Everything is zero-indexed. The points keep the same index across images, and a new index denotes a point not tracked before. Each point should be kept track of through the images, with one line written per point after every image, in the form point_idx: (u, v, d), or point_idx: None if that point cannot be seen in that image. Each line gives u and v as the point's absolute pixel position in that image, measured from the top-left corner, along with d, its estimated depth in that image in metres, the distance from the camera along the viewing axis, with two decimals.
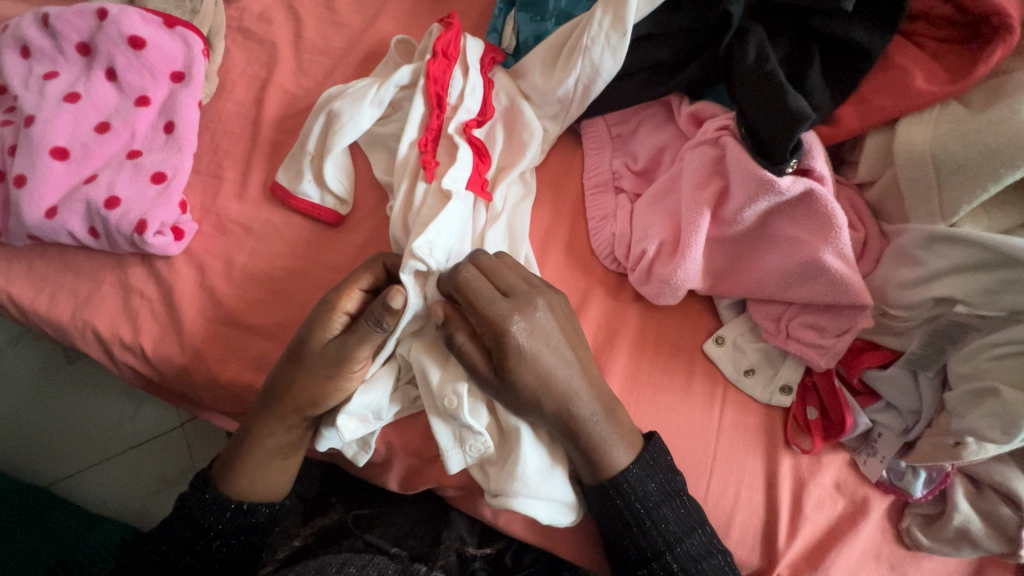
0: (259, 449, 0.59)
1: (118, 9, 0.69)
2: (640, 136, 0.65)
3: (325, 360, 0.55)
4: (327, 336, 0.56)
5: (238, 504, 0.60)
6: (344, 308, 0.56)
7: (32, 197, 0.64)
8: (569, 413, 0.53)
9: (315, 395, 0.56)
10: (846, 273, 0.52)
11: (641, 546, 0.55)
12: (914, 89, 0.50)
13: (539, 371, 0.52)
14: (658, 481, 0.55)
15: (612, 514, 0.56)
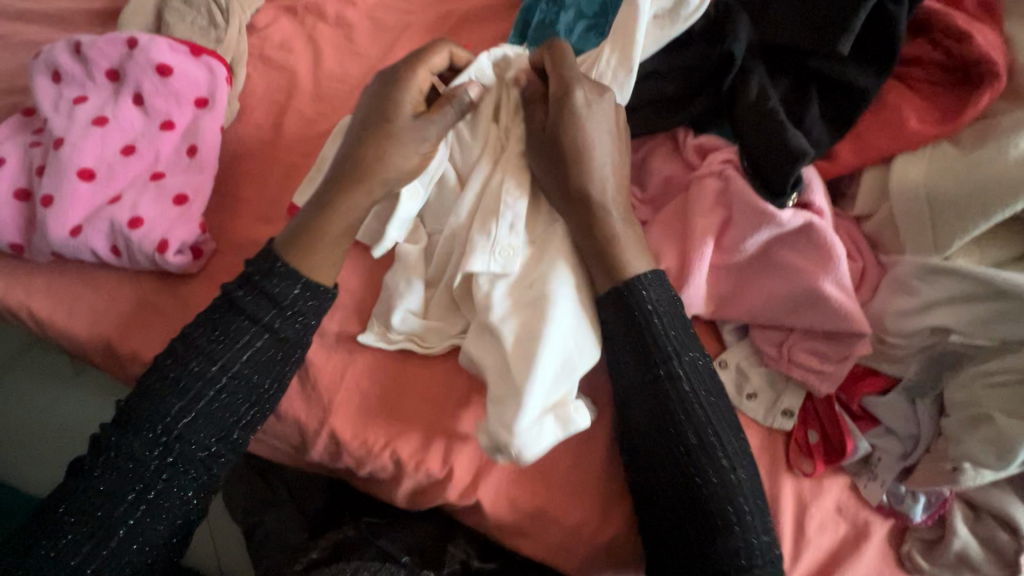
0: (322, 240, 0.59)
1: (148, 38, 0.72)
2: (646, 165, 0.66)
3: (366, 164, 0.59)
4: (405, 109, 0.60)
5: (279, 305, 0.58)
6: (420, 82, 0.61)
7: (59, 216, 0.66)
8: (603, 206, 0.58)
9: (384, 155, 0.59)
10: (844, 303, 0.54)
11: (689, 448, 0.54)
12: (908, 128, 0.53)
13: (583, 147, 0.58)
14: (695, 355, 0.57)
15: (661, 412, 0.55)
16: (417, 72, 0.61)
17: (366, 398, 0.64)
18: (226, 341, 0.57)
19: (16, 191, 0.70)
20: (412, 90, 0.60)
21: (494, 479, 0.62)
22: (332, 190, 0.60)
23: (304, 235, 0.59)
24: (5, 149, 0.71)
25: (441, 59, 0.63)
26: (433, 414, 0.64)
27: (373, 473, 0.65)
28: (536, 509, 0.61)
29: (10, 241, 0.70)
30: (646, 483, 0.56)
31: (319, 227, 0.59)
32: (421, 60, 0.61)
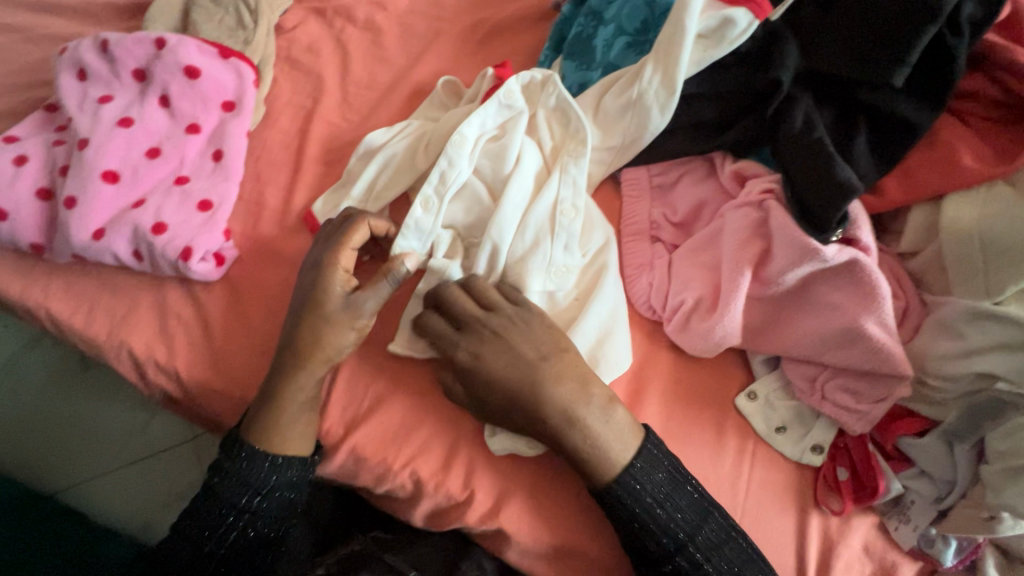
0: (291, 396, 0.60)
1: (177, 39, 0.71)
2: (680, 188, 0.65)
3: (347, 309, 0.60)
4: (337, 293, 0.60)
5: (273, 459, 0.61)
6: (342, 263, 0.61)
7: (82, 219, 0.65)
8: (542, 391, 0.54)
9: (325, 333, 0.59)
10: (886, 343, 0.52)
11: (661, 544, 0.55)
12: (961, 167, 0.52)
13: (493, 368, 0.55)
14: (665, 470, 0.56)
15: (625, 517, 0.55)
16: (340, 256, 0.61)
17: (387, 416, 0.63)
18: (252, 472, 0.60)
19: (38, 190, 0.69)
20: (345, 259, 0.61)
21: (514, 504, 0.61)
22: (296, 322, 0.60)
23: (278, 378, 0.60)
24: (27, 147, 0.70)
25: (361, 236, 0.62)
26: (455, 435, 0.63)
27: (390, 492, 0.64)
28: (556, 536, 0.60)
29: (30, 241, 0.69)
30: (639, 568, 0.57)
31: (297, 359, 0.59)
32: (343, 241, 0.61)
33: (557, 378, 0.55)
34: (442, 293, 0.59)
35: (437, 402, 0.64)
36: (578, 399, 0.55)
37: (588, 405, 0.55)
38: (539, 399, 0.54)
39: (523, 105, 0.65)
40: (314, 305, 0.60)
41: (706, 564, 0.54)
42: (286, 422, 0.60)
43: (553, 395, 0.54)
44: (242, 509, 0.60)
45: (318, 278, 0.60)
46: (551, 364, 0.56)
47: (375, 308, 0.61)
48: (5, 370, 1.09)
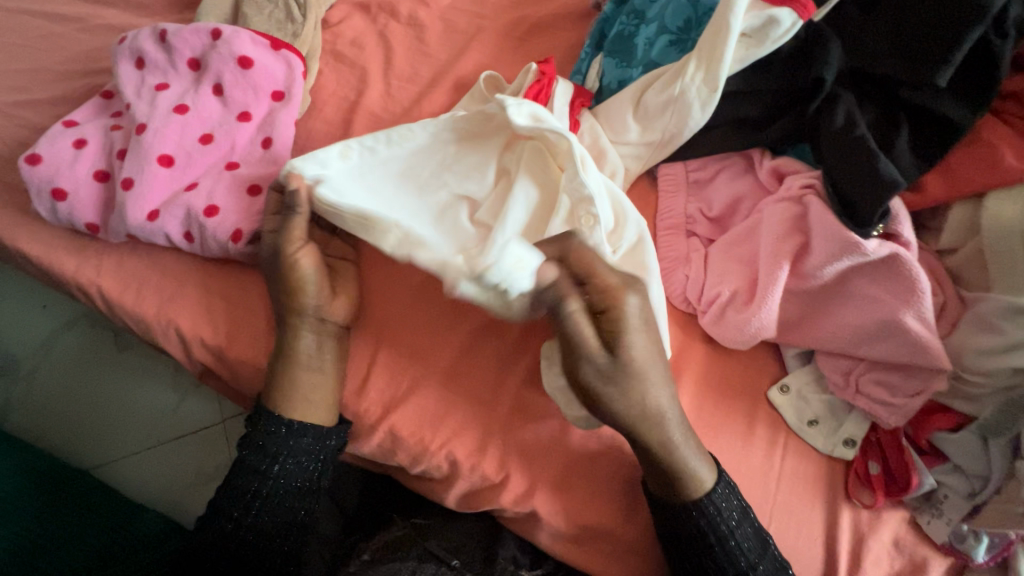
0: (298, 366, 0.64)
1: (231, 30, 0.74)
2: (717, 183, 0.67)
3: (283, 262, 0.63)
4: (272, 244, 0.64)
5: (290, 425, 0.63)
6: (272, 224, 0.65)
7: (138, 200, 0.68)
8: (639, 396, 0.52)
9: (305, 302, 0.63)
10: (924, 337, 0.53)
11: (723, 567, 0.56)
12: (1004, 166, 0.53)
13: (627, 364, 0.51)
14: (736, 500, 0.57)
15: (694, 536, 0.56)
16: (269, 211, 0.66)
17: (425, 398, 0.65)
18: (269, 440, 0.62)
19: (96, 172, 0.72)
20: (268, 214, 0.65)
21: (549, 487, 0.62)
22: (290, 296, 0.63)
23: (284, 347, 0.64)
24: (86, 130, 0.73)
25: (274, 198, 0.66)
26: (491, 418, 0.64)
27: (426, 472, 0.66)
28: (588, 519, 0.62)
29: (87, 221, 0.72)
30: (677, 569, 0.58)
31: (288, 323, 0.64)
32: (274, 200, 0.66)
33: (660, 391, 0.54)
34: (562, 314, 0.50)
35: (474, 386, 0.66)
36: (673, 408, 0.55)
37: (681, 418, 0.55)
38: (648, 408, 0.53)
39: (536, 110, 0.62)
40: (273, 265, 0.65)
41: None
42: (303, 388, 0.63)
43: (649, 401, 0.53)
44: (265, 474, 0.62)
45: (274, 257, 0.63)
46: (654, 375, 0.53)
47: (300, 245, 0.63)
48: (43, 349, 1.12)
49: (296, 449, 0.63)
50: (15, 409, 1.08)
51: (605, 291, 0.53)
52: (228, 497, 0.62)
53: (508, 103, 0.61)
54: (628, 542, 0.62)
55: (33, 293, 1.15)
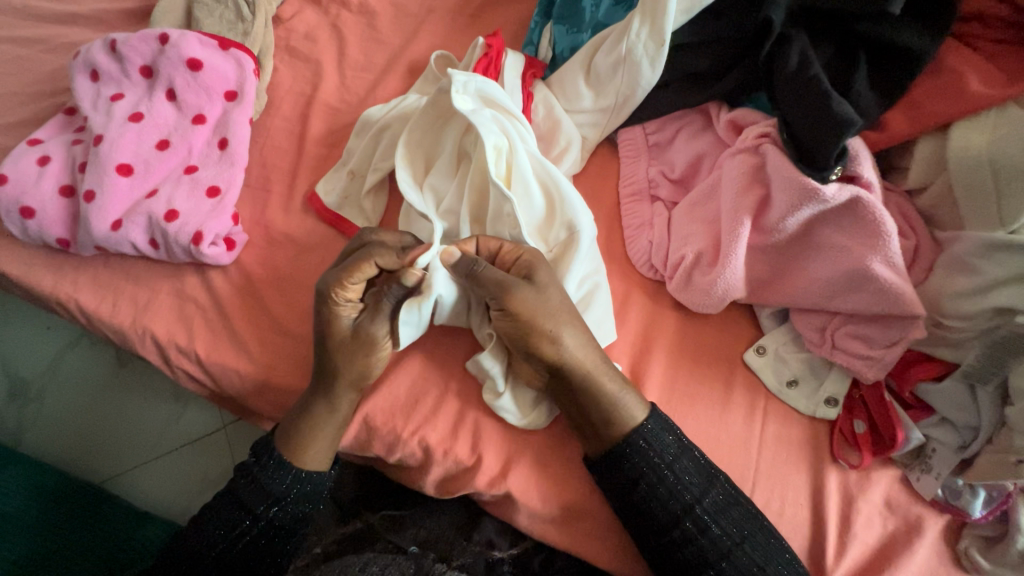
0: (322, 426, 0.61)
1: (178, 33, 0.73)
2: (677, 144, 0.65)
3: (360, 340, 0.59)
4: (344, 322, 0.59)
5: (297, 472, 0.62)
6: (348, 294, 0.58)
7: (100, 210, 0.68)
8: (554, 341, 0.54)
9: (360, 368, 0.60)
10: (895, 283, 0.50)
11: (668, 506, 0.54)
12: (970, 93, 0.50)
13: (529, 308, 0.53)
14: (674, 434, 0.56)
15: (633, 478, 0.55)
16: (348, 287, 0.58)
17: (395, 387, 0.64)
18: (272, 480, 0.62)
19: (61, 188, 0.73)
20: (352, 289, 0.58)
21: (524, 467, 0.61)
22: (321, 359, 0.59)
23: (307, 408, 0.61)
24: (49, 148, 0.74)
25: (368, 271, 0.58)
26: (461, 401, 0.63)
27: (402, 460, 0.65)
28: (566, 497, 0.61)
29: (57, 236, 0.72)
30: (638, 533, 0.55)
31: (326, 393, 0.60)
32: (349, 272, 0.57)
33: (576, 339, 0.55)
34: (477, 272, 0.55)
35: (444, 370, 0.65)
36: (594, 360, 0.55)
37: (604, 368, 0.56)
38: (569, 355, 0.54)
39: (499, 95, 0.61)
40: (324, 337, 0.59)
41: (713, 527, 0.53)
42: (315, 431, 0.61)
43: (567, 349, 0.54)
44: (278, 498, 0.62)
45: (321, 322, 0.59)
46: (571, 323, 0.55)
47: (388, 328, 0.60)
48: (48, 370, 1.14)
49: (307, 475, 0.63)
50: (23, 431, 1.10)
51: (507, 249, 0.58)
52: (229, 504, 0.62)
53: (455, 80, 0.58)
54: (607, 514, 0.61)
55: (32, 316, 1.17)
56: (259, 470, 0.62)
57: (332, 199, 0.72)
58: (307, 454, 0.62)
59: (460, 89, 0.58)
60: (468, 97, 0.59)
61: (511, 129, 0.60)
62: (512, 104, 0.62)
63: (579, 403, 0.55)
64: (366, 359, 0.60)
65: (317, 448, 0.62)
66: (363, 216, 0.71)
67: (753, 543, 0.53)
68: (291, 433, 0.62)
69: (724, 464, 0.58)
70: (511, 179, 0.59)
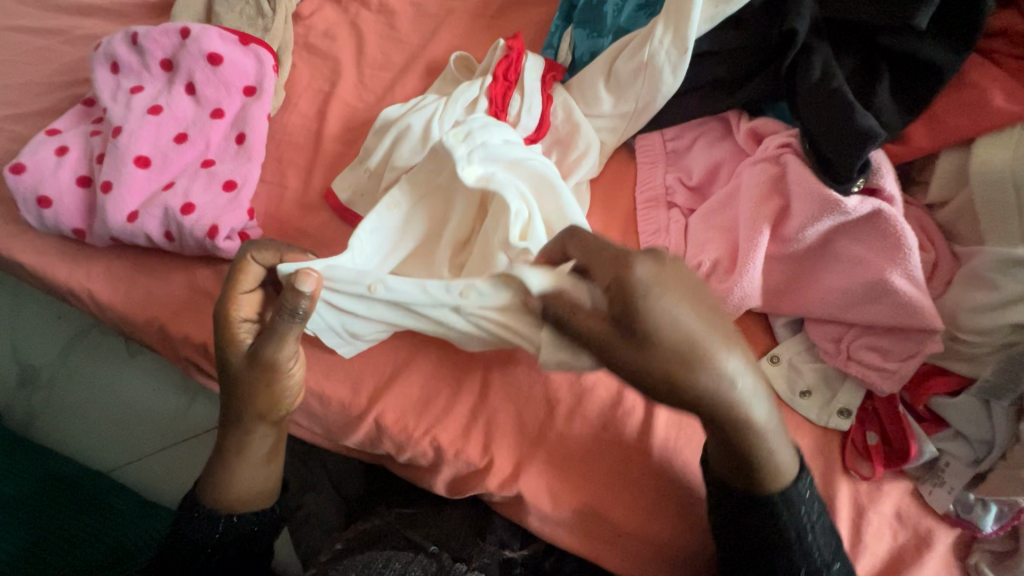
0: (242, 458, 0.60)
1: (200, 28, 0.74)
2: (695, 151, 0.65)
3: (258, 365, 0.57)
4: (240, 345, 0.58)
5: (229, 519, 0.60)
6: (238, 311, 0.58)
7: (117, 202, 0.68)
8: (718, 378, 0.41)
9: (264, 395, 0.58)
10: (914, 296, 0.51)
11: (762, 568, 0.52)
12: (994, 108, 0.50)
13: (666, 331, 0.40)
14: (802, 511, 0.51)
15: (746, 541, 0.52)
16: (236, 303, 0.58)
17: (407, 387, 0.64)
18: (204, 531, 0.60)
19: (78, 178, 0.73)
20: (242, 304, 0.58)
21: (535, 469, 0.61)
22: (239, 388, 0.58)
23: (230, 440, 0.60)
24: (67, 138, 0.74)
25: (251, 278, 0.58)
26: (474, 402, 0.63)
27: (412, 460, 0.64)
28: (577, 501, 0.61)
29: (73, 227, 0.72)
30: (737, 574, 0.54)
31: (241, 425, 0.59)
32: (229, 287, 0.57)
33: (738, 373, 0.42)
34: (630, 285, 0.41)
35: (456, 370, 0.65)
36: (758, 400, 0.44)
37: (768, 413, 0.45)
38: (723, 395, 0.42)
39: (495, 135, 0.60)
40: (220, 358, 0.58)
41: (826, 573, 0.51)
42: (243, 459, 0.60)
43: (729, 383, 0.42)
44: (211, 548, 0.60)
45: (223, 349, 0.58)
46: (729, 356, 0.42)
47: (292, 348, 0.57)
48: (56, 360, 1.14)
49: (239, 518, 0.61)
50: (32, 420, 1.10)
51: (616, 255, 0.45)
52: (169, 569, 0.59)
53: (451, 153, 0.57)
54: (617, 521, 0.60)
55: (42, 305, 1.17)
56: (186, 525, 0.60)
57: (347, 195, 0.72)
58: (232, 494, 0.60)
59: (451, 133, 0.58)
60: (464, 142, 0.58)
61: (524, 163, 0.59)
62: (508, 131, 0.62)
63: (747, 442, 0.46)
64: (274, 387, 0.58)
65: (242, 476, 0.60)
66: None
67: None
68: (215, 463, 0.60)
69: None
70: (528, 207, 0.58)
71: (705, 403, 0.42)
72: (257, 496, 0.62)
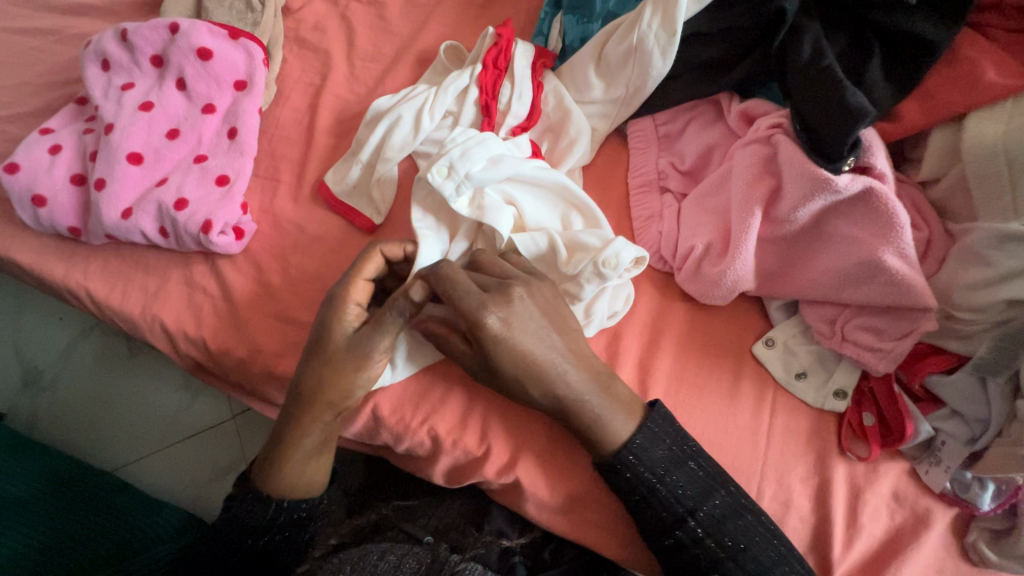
0: (296, 446, 0.58)
1: (189, 23, 0.74)
2: (687, 136, 0.65)
3: (355, 348, 0.56)
4: (343, 329, 0.56)
5: (280, 503, 0.60)
6: (353, 297, 0.57)
7: (111, 199, 0.68)
8: (562, 374, 0.53)
9: (344, 381, 0.56)
10: (907, 275, 0.51)
11: (661, 515, 0.54)
12: (985, 82, 0.51)
13: (524, 342, 0.51)
14: (665, 447, 0.55)
15: (626, 489, 0.54)
16: (349, 288, 0.57)
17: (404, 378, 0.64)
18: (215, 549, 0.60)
19: (72, 177, 0.73)
20: (359, 290, 0.57)
21: (531, 457, 0.61)
22: (316, 364, 0.56)
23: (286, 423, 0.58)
24: (60, 137, 0.75)
25: (375, 265, 0.58)
26: (470, 391, 0.63)
27: (411, 450, 0.65)
28: (574, 487, 0.61)
29: (69, 225, 0.73)
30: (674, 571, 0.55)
31: (303, 405, 0.57)
32: (354, 270, 0.57)
33: (570, 356, 0.54)
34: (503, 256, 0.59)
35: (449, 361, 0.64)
36: (586, 381, 0.54)
37: (598, 384, 0.54)
38: (564, 374, 0.53)
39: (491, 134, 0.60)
40: (319, 341, 0.57)
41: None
42: (293, 445, 0.58)
43: (559, 341, 0.53)
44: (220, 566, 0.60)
45: (324, 327, 0.56)
46: (569, 348, 0.54)
47: (386, 344, 0.56)
48: (60, 361, 1.15)
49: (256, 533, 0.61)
50: (36, 421, 1.11)
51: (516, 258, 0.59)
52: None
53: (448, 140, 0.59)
54: (611, 505, 0.61)
55: (44, 307, 1.17)
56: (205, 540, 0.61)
57: (341, 188, 0.71)
58: (288, 474, 0.59)
59: (435, 173, 0.56)
60: (449, 177, 0.56)
61: (523, 172, 0.60)
62: (495, 147, 0.58)
63: (603, 408, 0.54)
64: (358, 376, 0.56)
65: (301, 451, 0.58)
66: (371, 205, 0.71)
67: (738, 542, 0.53)
68: (272, 441, 0.59)
69: (734, 456, 0.58)
70: (523, 224, 0.61)
71: (545, 366, 0.52)
72: (310, 479, 0.60)
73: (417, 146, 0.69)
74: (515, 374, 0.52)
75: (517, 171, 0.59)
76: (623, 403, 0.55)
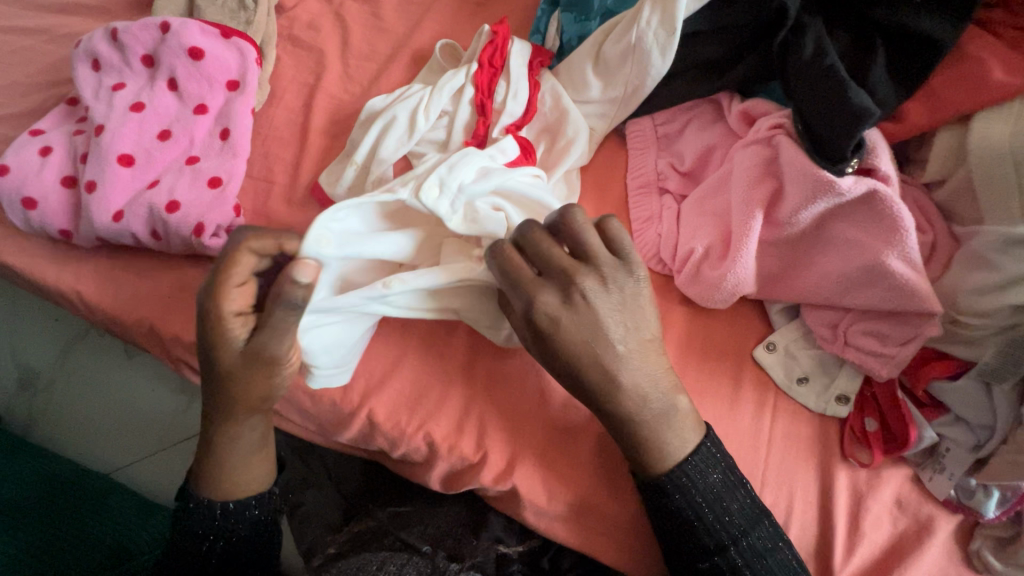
0: (231, 448, 0.56)
1: (180, 22, 0.73)
2: (687, 136, 0.64)
3: (255, 361, 0.49)
4: (234, 344, 0.49)
5: (224, 506, 0.58)
6: (232, 308, 0.48)
7: (101, 202, 0.67)
8: (616, 381, 0.49)
9: (255, 391, 0.51)
10: (912, 279, 0.50)
11: (693, 540, 0.52)
12: (992, 81, 0.50)
13: (570, 342, 0.49)
14: (719, 473, 0.53)
15: (670, 516, 0.52)
16: (224, 299, 0.47)
17: (399, 383, 0.63)
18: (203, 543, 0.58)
19: (63, 178, 0.72)
20: (235, 298, 0.47)
21: (528, 464, 0.60)
22: (228, 382, 0.51)
23: (213, 428, 0.56)
24: (51, 138, 0.74)
25: (246, 265, 0.47)
26: (467, 396, 0.62)
27: (406, 456, 0.64)
28: (571, 494, 0.60)
29: (60, 228, 0.72)
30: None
31: (227, 416, 0.54)
32: (222, 280, 0.47)
33: (635, 365, 0.50)
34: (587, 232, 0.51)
35: (445, 365, 0.63)
36: (654, 393, 0.50)
37: (658, 403, 0.51)
38: (621, 382, 0.50)
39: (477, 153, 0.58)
40: (216, 360, 0.50)
41: None
42: (229, 445, 0.56)
43: (630, 360, 0.50)
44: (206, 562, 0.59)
45: (210, 346, 0.49)
46: (632, 355, 0.50)
47: (290, 345, 0.50)
48: (55, 363, 1.14)
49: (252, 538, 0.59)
50: (32, 423, 1.10)
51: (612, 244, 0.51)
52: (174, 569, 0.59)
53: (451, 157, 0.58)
54: (610, 512, 0.60)
55: (39, 310, 1.16)
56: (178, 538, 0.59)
57: (335, 192, 0.70)
58: (232, 476, 0.58)
59: (427, 190, 0.54)
60: (441, 193, 0.55)
61: (515, 199, 0.58)
62: (481, 160, 0.58)
63: (656, 426, 0.51)
64: (275, 381, 0.51)
65: (235, 453, 0.57)
66: None
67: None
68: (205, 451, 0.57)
69: (733, 463, 0.57)
70: None
71: (603, 375, 0.49)
72: (252, 477, 0.59)
73: (413, 147, 0.68)
74: (566, 368, 0.50)
75: (504, 187, 0.57)
76: (683, 413, 0.53)
